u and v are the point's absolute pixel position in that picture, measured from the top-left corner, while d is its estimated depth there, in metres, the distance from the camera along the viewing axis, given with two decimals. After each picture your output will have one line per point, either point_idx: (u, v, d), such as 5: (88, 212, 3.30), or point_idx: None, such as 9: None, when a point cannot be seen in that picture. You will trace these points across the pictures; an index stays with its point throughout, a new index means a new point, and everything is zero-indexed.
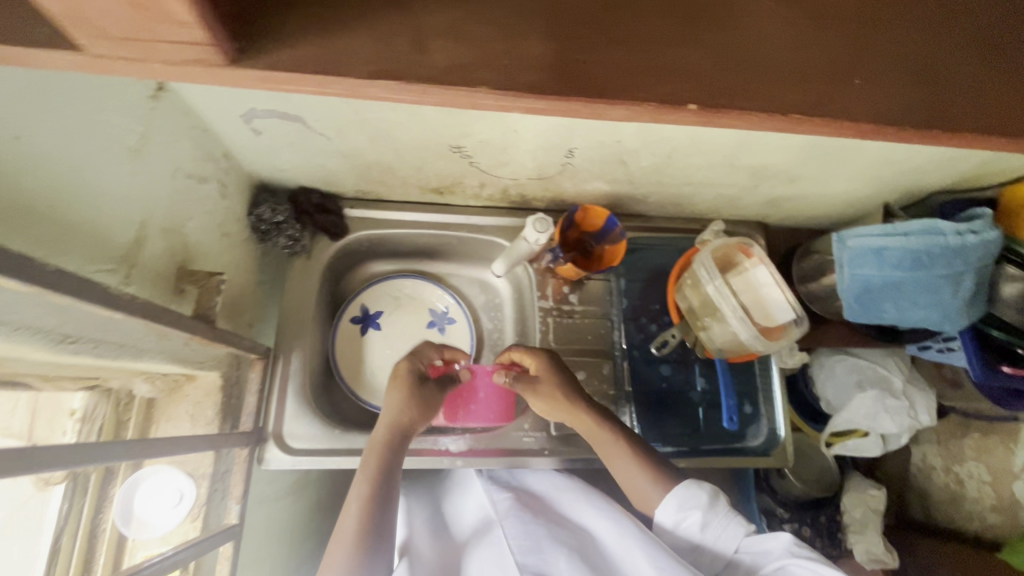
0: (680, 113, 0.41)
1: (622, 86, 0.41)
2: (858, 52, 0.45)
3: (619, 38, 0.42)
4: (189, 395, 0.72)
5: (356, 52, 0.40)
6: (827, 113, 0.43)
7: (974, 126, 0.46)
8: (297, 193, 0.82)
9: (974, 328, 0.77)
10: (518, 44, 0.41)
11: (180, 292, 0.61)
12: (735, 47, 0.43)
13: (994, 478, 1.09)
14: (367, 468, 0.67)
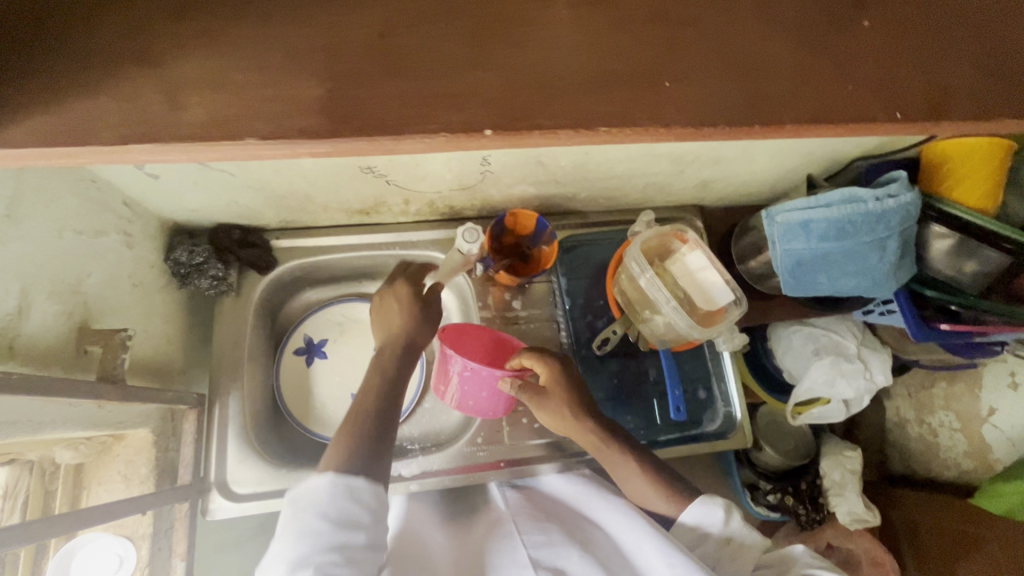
0: (479, 140, 0.39)
1: (411, 117, 0.39)
2: (668, 50, 0.42)
3: (400, 66, 0.39)
4: (119, 455, 0.70)
5: (98, 111, 0.38)
6: (639, 122, 0.40)
7: (794, 118, 0.42)
8: (216, 231, 0.79)
9: (908, 288, 0.79)
10: (288, 84, 0.39)
11: (83, 354, 0.59)
12: (522, 62, 0.40)
13: (963, 425, 1.10)
14: (370, 380, 0.66)
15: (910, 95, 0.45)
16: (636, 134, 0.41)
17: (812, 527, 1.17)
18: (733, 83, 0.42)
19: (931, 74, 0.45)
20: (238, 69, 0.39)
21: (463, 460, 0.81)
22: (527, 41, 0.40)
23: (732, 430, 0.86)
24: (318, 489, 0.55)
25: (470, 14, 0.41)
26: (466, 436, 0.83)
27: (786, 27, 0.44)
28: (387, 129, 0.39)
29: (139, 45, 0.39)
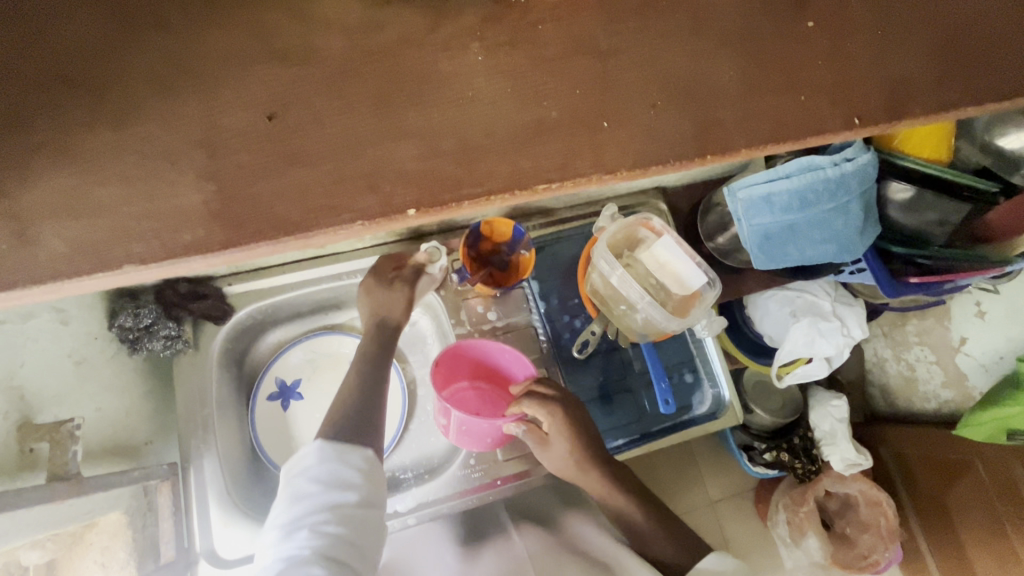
0: (403, 221, 0.37)
1: (317, 213, 0.36)
2: (603, 88, 0.39)
3: (298, 154, 0.36)
4: (94, 542, 0.63)
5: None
6: (580, 171, 0.38)
7: (743, 141, 0.40)
8: (160, 287, 0.74)
9: (876, 247, 0.79)
10: (172, 190, 0.35)
11: (29, 453, 0.55)
12: (452, 123, 0.37)
13: (938, 357, 1.12)
14: (362, 342, 0.73)
15: (868, 98, 0.42)
16: (579, 185, 0.38)
17: (810, 478, 1.18)
18: (677, 115, 0.40)
19: (885, 69, 0.43)
20: (101, 185, 0.35)
21: (459, 483, 0.79)
22: (443, 99, 0.37)
23: (721, 410, 0.86)
24: (351, 453, 0.60)
25: (377, 78, 0.37)
26: (459, 458, 0.81)
27: (721, 39, 0.41)
28: (288, 228, 0.35)
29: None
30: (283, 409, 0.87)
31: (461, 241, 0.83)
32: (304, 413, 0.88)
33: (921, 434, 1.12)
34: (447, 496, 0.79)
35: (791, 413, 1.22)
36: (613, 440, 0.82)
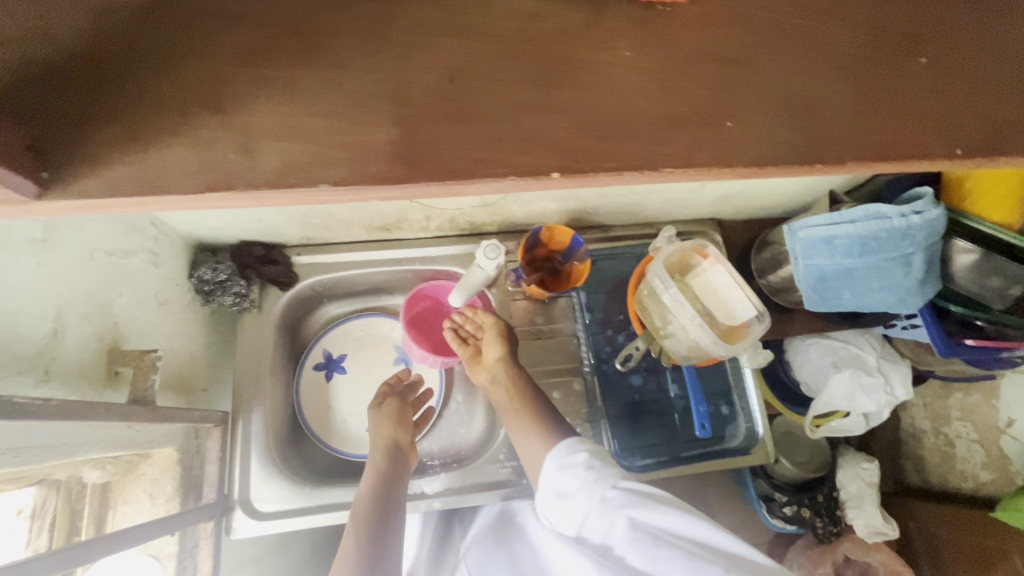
0: (544, 181, 0.38)
1: (477, 160, 0.37)
2: (725, 91, 0.41)
3: (459, 111, 0.37)
4: (145, 473, 0.69)
5: (181, 163, 0.35)
6: (704, 160, 0.39)
7: (853, 157, 0.42)
8: (238, 248, 0.80)
9: (933, 303, 0.79)
10: (361, 127, 0.36)
11: (115, 376, 0.59)
12: (590, 107, 0.39)
13: (981, 436, 1.07)
14: (371, 475, 0.72)
15: (967, 125, 0.44)
16: (699, 173, 0.40)
17: (829, 540, 1.14)
18: (795, 121, 0.42)
19: (980, 105, 0.44)
20: (316, 116, 0.36)
21: (483, 475, 0.81)
22: (576, 96, 0.39)
23: (753, 446, 0.86)
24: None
25: None
26: (489, 452, 0.83)
27: (835, 58, 0.43)
28: (448, 171, 0.37)
29: (209, 91, 0.36)
30: (327, 380, 0.91)
31: (520, 245, 0.87)
32: (347, 387, 0.91)
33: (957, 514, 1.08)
34: (473, 488, 0.81)
35: (817, 470, 1.17)
36: (642, 459, 0.83)
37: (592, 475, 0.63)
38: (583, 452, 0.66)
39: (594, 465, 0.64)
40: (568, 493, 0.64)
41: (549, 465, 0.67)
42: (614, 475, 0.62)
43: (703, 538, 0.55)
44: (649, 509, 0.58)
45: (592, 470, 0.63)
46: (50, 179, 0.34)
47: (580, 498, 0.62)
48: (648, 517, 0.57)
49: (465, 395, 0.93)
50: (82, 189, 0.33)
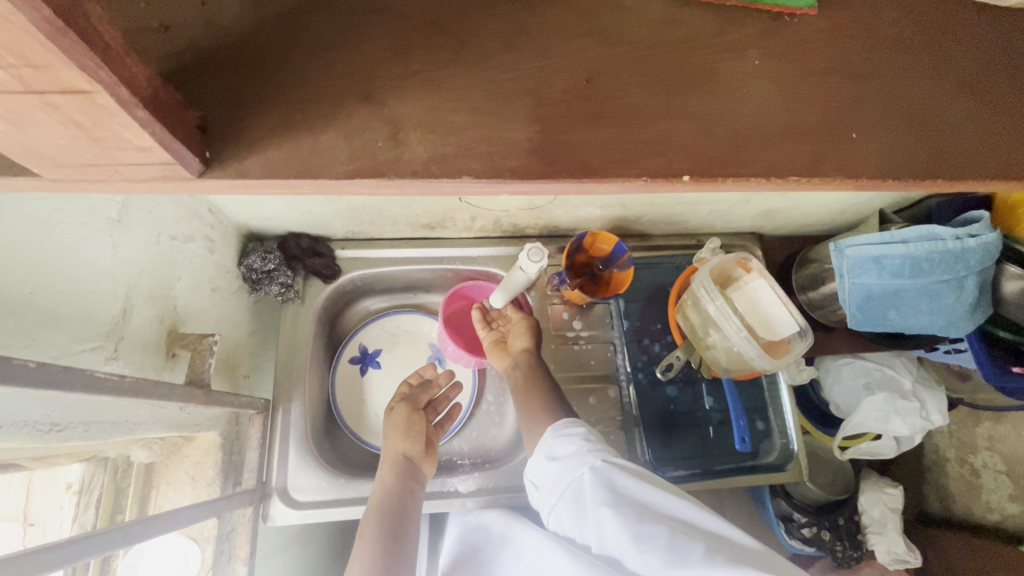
0: (674, 185, 0.40)
1: (613, 160, 0.39)
2: (854, 103, 0.43)
3: (605, 113, 0.40)
4: (189, 456, 0.70)
5: (329, 149, 0.38)
6: (830, 171, 0.41)
7: (973, 172, 0.43)
8: (286, 239, 0.81)
9: (981, 329, 0.77)
10: (505, 127, 0.39)
11: (173, 357, 0.60)
12: (719, 115, 0.41)
13: (1009, 467, 1.05)
14: (381, 490, 0.69)
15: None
16: (824, 182, 0.41)
17: (847, 565, 1.11)
18: (913, 139, 0.44)
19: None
20: (455, 111, 0.39)
21: (514, 477, 0.81)
22: (687, 102, 0.41)
23: (788, 463, 0.85)
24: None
25: (584, 76, 0.41)
26: (520, 454, 0.83)
27: (950, 78, 0.45)
28: (586, 169, 0.39)
29: (363, 84, 0.40)
30: (361, 374, 0.91)
31: (563, 250, 0.87)
32: (382, 382, 0.92)
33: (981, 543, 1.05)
34: (503, 489, 0.80)
35: (840, 492, 1.13)
36: (676, 471, 0.82)
37: (586, 446, 0.63)
38: (581, 428, 0.66)
39: (590, 439, 0.64)
40: (559, 460, 0.63)
41: (545, 435, 0.67)
42: (608, 451, 0.62)
43: (688, 520, 0.55)
44: (631, 488, 0.58)
45: (587, 443, 0.63)
46: (211, 161, 0.37)
47: (571, 465, 0.62)
48: (637, 492, 0.57)
49: (496, 395, 0.93)
50: (240, 167, 0.37)
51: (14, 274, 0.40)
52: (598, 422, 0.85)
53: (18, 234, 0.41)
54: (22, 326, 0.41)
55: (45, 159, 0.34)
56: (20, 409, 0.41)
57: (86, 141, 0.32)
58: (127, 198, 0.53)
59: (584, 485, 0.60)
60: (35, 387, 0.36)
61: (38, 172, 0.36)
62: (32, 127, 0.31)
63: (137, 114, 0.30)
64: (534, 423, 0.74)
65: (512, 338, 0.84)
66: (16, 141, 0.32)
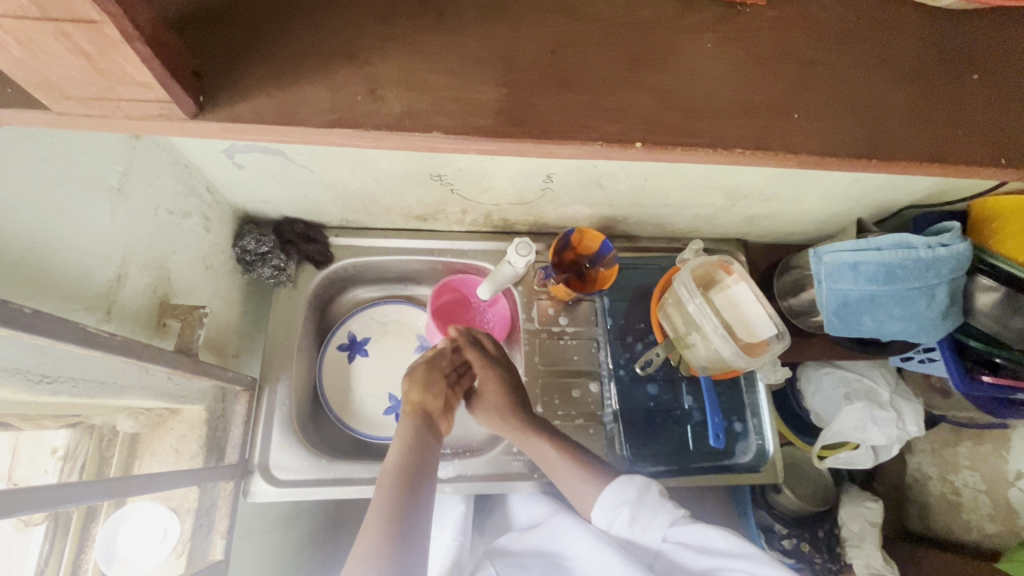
0: (628, 151, 0.42)
1: (578, 124, 0.42)
2: (799, 84, 0.46)
3: (569, 79, 0.43)
4: (173, 429, 0.70)
5: (312, 98, 0.40)
6: (770, 146, 0.43)
7: (904, 156, 0.46)
8: (281, 223, 0.83)
9: (952, 338, 0.79)
10: (473, 89, 0.42)
11: (164, 327, 0.62)
12: (675, 89, 0.44)
13: (989, 487, 1.05)
14: (403, 445, 0.66)
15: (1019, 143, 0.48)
16: (767, 156, 0.44)
17: None
18: (857, 118, 0.46)
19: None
20: (435, 72, 0.42)
21: (494, 467, 0.83)
22: (660, 84, 0.44)
23: (762, 465, 0.87)
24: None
25: (564, 61, 0.43)
26: (501, 444, 0.84)
27: (903, 70, 0.48)
28: (550, 132, 0.41)
29: (350, 46, 0.42)
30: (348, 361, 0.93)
31: (551, 246, 0.89)
32: (369, 368, 0.93)
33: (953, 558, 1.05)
34: (483, 478, 0.82)
35: (822, 504, 1.13)
36: (652, 466, 0.83)
37: (638, 529, 0.63)
38: (626, 505, 0.64)
39: (637, 518, 0.63)
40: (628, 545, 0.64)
41: (596, 522, 0.65)
42: (665, 524, 0.63)
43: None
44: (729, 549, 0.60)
45: (637, 523, 0.63)
46: (205, 105, 0.40)
47: (640, 549, 0.63)
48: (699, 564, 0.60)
49: None
50: (232, 112, 0.40)
51: (16, 226, 0.43)
52: (578, 416, 0.87)
53: (20, 187, 0.43)
54: (19, 276, 0.43)
55: (57, 90, 0.36)
56: (11, 357, 0.42)
57: (92, 72, 0.34)
58: (128, 166, 0.55)
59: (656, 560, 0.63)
60: (29, 335, 0.38)
61: (50, 105, 0.38)
62: (46, 59, 0.33)
63: (138, 48, 0.32)
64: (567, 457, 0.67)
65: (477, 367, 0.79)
66: (31, 69, 0.34)
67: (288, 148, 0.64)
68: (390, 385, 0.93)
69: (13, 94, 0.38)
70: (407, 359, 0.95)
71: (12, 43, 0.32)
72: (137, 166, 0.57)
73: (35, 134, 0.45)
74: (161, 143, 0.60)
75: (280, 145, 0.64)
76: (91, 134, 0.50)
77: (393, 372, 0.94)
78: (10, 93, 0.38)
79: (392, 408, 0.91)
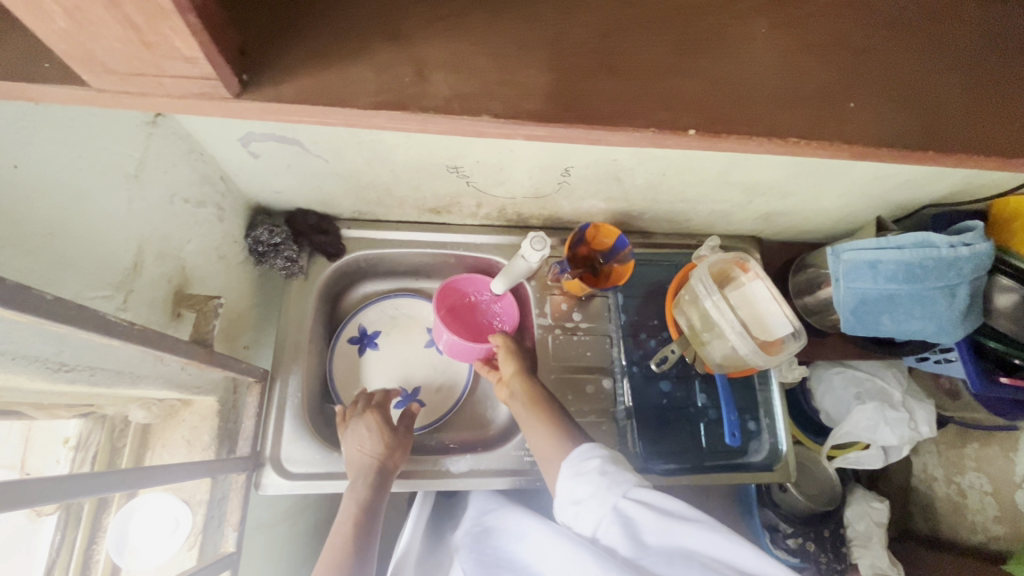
0: (681, 138, 0.41)
1: (626, 110, 0.41)
2: (853, 72, 0.45)
3: (618, 65, 0.42)
4: (185, 420, 0.70)
5: (358, 80, 0.40)
6: (824, 135, 0.43)
7: (955, 144, 0.45)
8: (294, 214, 0.82)
9: (970, 339, 0.78)
10: (520, 72, 0.41)
11: (178, 317, 0.61)
12: (727, 74, 0.43)
13: (995, 488, 1.04)
14: (356, 497, 0.69)
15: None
16: (820, 147, 0.43)
17: None
18: (905, 106, 0.45)
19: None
20: (480, 55, 0.41)
21: (507, 462, 0.82)
22: (703, 70, 0.43)
23: (776, 464, 0.87)
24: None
25: (599, 47, 0.42)
26: (515, 440, 0.84)
27: (949, 58, 0.47)
28: (598, 117, 0.40)
29: (394, 26, 0.41)
30: (359, 354, 0.92)
31: (565, 240, 0.88)
32: (380, 362, 0.93)
33: (958, 560, 1.04)
34: (495, 473, 0.81)
35: (829, 503, 1.12)
36: (665, 464, 0.83)
37: (605, 482, 0.58)
38: (598, 457, 0.61)
39: (608, 472, 0.59)
40: (579, 504, 0.59)
41: (563, 473, 0.62)
42: (627, 481, 0.58)
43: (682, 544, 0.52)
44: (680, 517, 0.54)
45: (605, 476, 0.59)
46: (248, 84, 0.39)
47: (593, 507, 0.57)
48: (648, 523, 0.54)
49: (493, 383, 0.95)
50: (274, 92, 0.39)
51: (35, 210, 0.42)
52: (591, 412, 0.86)
53: (41, 171, 0.42)
54: (39, 261, 0.42)
55: (97, 64, 0.35)
56: (30, 344, 0.42)
57: (138, 45, 0.33)
58: (146, 153, 0.54)
59: (600, 528, 0.56)
60: (50, 322, 0.37)
61: (88, 81, 0.37)
62: (89, 32, 0.32)
63: (188, 21, 0.31)
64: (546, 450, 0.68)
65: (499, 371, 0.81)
66: (72, 39, 0.33)
67: (305, 136, 0.63)
68: (400, 378, 0.92)
69: (50, 69, 0.37)
70: (418, 352, 0.94)
71: (58, 13, 0.30)
72: (153, 152, 0.56)
73: (56, 115, 0.44)
74: (177, 129, 0.59)
75: (298, 134, 0.64)
76: (110, 118, 0.49)
77: (403, 366, 0.93)
78: (46, 68, 0.37)
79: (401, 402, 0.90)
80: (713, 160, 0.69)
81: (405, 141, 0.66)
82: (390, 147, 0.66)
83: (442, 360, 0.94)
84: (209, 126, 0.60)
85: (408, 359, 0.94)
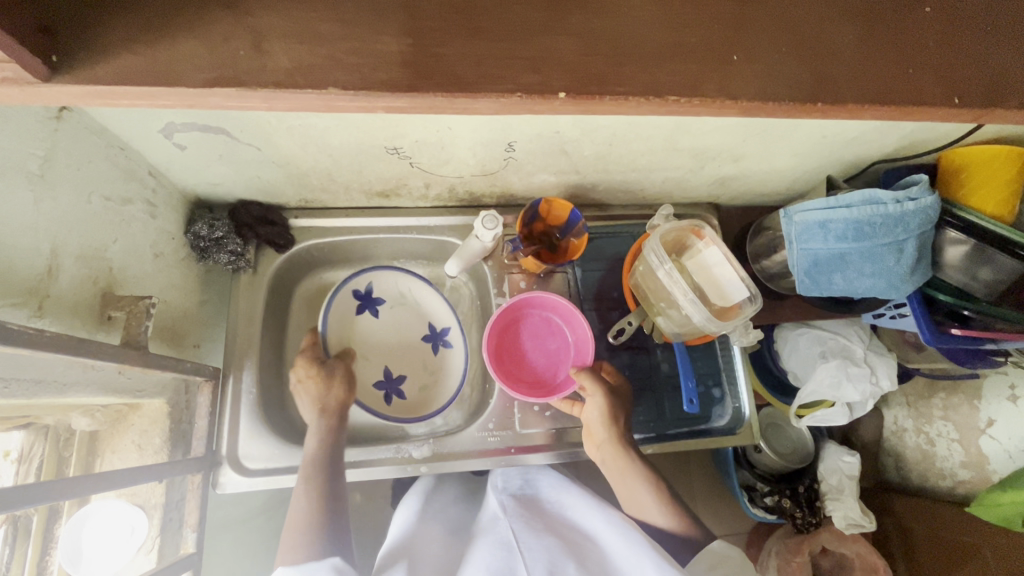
0: (552, 102, 0.40)
1: (491, 76, 0.39)
2: (737, 24, 0.43)
3: (480, 25, 0.40)
4: (134, 424, 0.68)
5: (188, 55, 0.37)
6: (710, 93, 0.41)
7: (850, 98, 0.44)
8: (236, 206, 0.79)
9: (922, 293, 0.80)
10: (372, 40, 0.39)
11: (109, 320, 0.59)
12: (604, 30, 0.41)
13: (961, 436, 1.05)
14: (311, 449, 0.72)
15: (970, 82, 0.47)
16: (704, 103, 0.42)
17: (807, 530, 1.11)
18: (802, 56, 0.44)
19: (990, 64, 0.47)
20: (323, 21, 0.39)
21: (468, 444, 0.82)
22: (595, 30, 0.41)
23: (739, 427, 0.87)
24: (320, 566, 0.58)
25: (494, 11, 0.40)
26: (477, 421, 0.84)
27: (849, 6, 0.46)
28: (459, 84, 0.39)
29: None
30: (357, 312, 0.90)
31: (518, 217, 0.86)
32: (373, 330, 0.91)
33: (927, 508, 1.07)
34: (459, 456, 0.81)
35: (801, 461, 1.15)
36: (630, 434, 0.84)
37: None
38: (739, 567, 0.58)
39: None
40: None
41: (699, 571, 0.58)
42: None
43: None
44: None
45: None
46: (57, 67, 0.36)
47: None
48: None
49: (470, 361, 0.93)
50: (91, 73, 0.36)
51: None
52: None
53: None
54: None
55: None
56: None
57: None
58: (51, 150, 0.51)
59: None
60: None
61: None
62: None
63: None
64: (626, 481, 0.71)
65: (592, 425, 0.74)
66: None
67: (229, 124, 0.61)
68: (386, 358, 0.90)
69: None
70: (414, 339, 0.91)
71: None
72: (61, 148, 0.53)
73: None
74: (88, 123, 0.56)
75: (221, 121, 0.61)
76: (4, 115, 0.46)
77: (397, 349, 0.90)
78: None
79: (383, 385, 0.88)
80: (659, 126, 0.68)
81: (333, 123, 0.63)
82: (318, 129, 0.63)
83: (434, 359, 0.91)
84: (123, 118, 0.57)
85: (399, 342, 0.91)
